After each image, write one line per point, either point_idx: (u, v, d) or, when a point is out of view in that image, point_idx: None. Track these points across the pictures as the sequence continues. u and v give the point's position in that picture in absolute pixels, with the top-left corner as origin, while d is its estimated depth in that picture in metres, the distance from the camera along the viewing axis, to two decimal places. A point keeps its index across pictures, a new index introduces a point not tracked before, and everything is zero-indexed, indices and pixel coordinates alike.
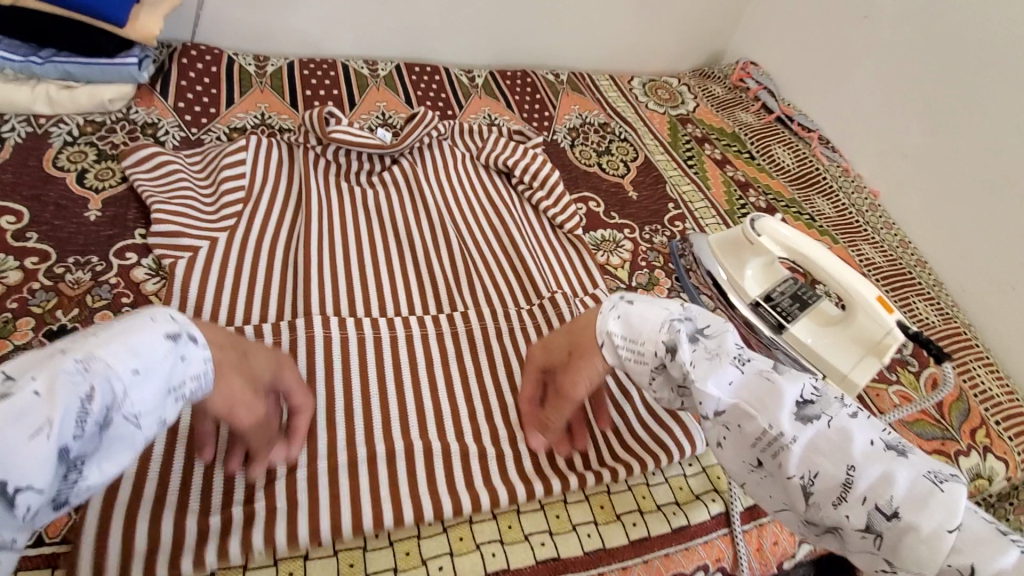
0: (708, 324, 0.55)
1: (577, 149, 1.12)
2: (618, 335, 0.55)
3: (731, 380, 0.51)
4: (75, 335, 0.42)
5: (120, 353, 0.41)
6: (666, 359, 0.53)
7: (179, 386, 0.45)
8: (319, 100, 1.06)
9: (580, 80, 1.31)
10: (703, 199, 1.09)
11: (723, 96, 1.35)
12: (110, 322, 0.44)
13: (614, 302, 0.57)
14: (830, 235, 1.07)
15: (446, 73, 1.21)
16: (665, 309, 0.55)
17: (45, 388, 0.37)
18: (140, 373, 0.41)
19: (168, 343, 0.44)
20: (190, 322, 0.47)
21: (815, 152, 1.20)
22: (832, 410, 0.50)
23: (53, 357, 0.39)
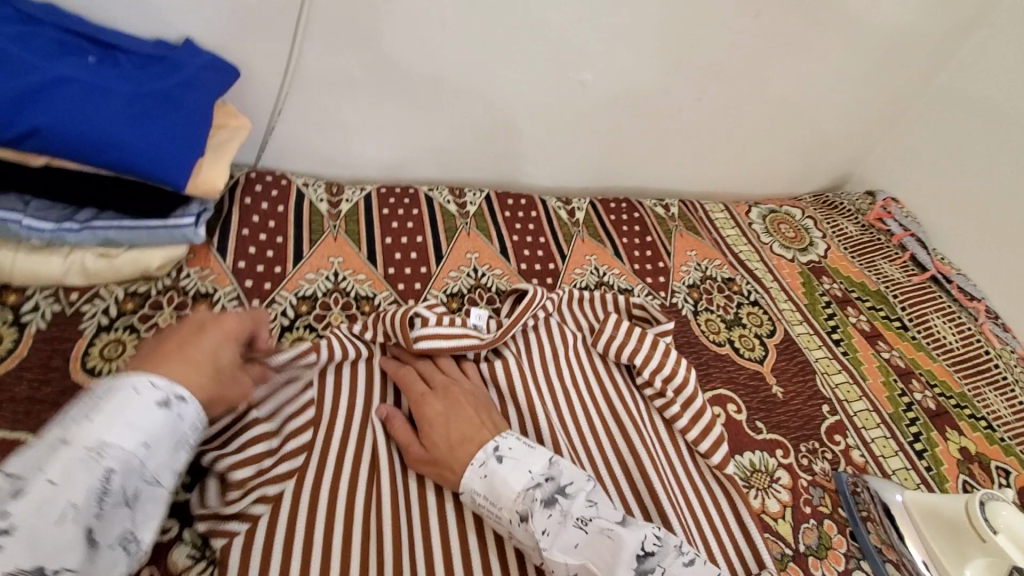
0: (569, 481, 0.59)
1: (702, 318, 0.93)
2: (480, 493, 0.59)
3: (575, 542, 0.55)
4: (66, 416, 0.41)
5: (123, 430, 0.41)
6: (518, 526, 0.56)
7: (181, 439, 0.46)
8: (400, 252, 0.89)
9: (692, 213, 1.13)
10: (862, 395, 0.88)
11: (858, 237, 1.14)
12: (86, 400, 0.42)
13: (484, 457, 0.60)
14: (1015, 452, 0.88)
15: (543, 206, 1.04)
16: (527, 474, 0.58)
17: (57, 476, 0.37)
18: (150, 445, 0.42)
19: (162, 410, 0.44)
20: (173, 384, 0.46)
21: (983, 329, 1.02)
22: (666, 561, 0.54)
23: (54, 450, 0.38)
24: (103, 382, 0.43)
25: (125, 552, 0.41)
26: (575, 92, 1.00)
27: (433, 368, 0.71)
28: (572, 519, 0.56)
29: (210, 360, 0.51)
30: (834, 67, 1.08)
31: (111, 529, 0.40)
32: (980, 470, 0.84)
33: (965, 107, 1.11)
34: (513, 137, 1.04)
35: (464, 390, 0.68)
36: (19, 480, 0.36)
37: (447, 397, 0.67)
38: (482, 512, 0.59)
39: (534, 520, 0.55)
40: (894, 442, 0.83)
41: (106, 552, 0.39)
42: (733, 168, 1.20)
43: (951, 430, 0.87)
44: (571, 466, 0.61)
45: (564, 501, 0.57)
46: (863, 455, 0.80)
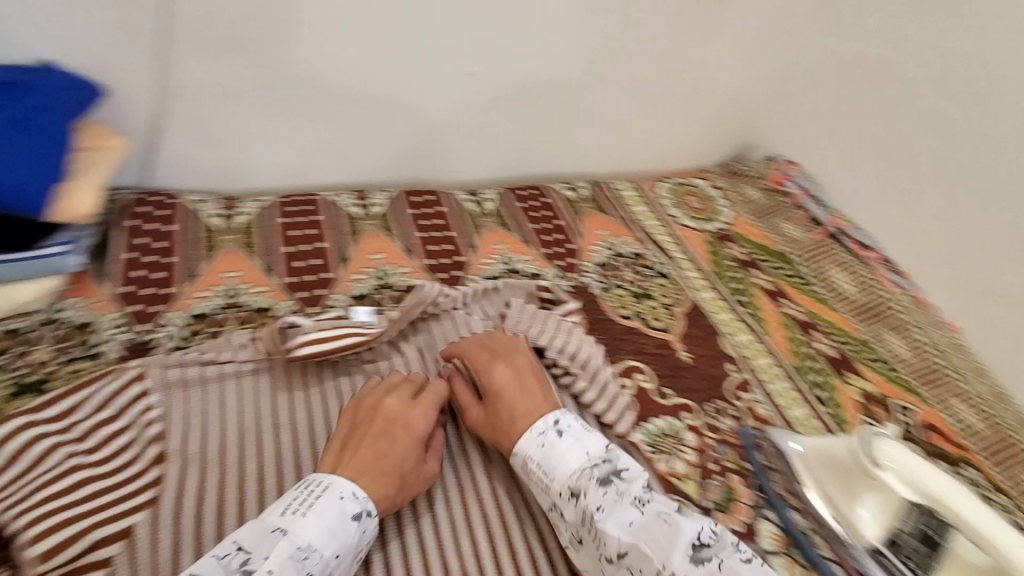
0: (625, 468, 0.62)
1: (612, 294, 0.95)
2: (534, 461, 0.64)
3: (631, 520, 0.57)
4: (294, 508, 0.55)
5: (325, 538, 0.53)
6: (569, 498, 0.61)
7: (359, 552, 0.57)
8: (302, 259, 0.88)
9: (602, 194, 1.15)
10: (766, 351, 0.91)
11: (762, 202, 1.19)
12: (307, 501, 0.56)
13: (544, 428, 0.65)
14: (915, 389, 0.92)
15: (450, 201, 1.04)
16: (584, 455, 0.63)
17: (274, 568, 0.50)
18: (339, 556, 0.54)
19: (354, 524, 0.56)
20: (366, 496, 0.58)
21: (879, 276, 1.07)
22: (722, 553, 0.56)
23: (276, 539, 0.52)
24: (321, 485, 0.57)
25: None
26: (466, 84, 1.00)
27: (478, 341, 0.74)
28: (627, 496, 0.59)
29: (396, 467, 0.61)
30: (719, 40, 1.12)
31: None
32: (881, 410, 0.87)
33: (847, 67, 1.16)
34: (413, 134, 1.04)
35: (541, 372, 0.73)
36: (250, 556, 0.51)
37: (514, 370, 0.71)
38: (533, 479, 0.64)
39: (587, 495, 0.60)
40: (798, 393, 0.86)
41: None
42: (641, 147, 1.23)
43: (852, 375, 0.91)
44: (627, 457, 0.65)
45: (619, 482, 0.61)
46: (767, 408, 0.83)
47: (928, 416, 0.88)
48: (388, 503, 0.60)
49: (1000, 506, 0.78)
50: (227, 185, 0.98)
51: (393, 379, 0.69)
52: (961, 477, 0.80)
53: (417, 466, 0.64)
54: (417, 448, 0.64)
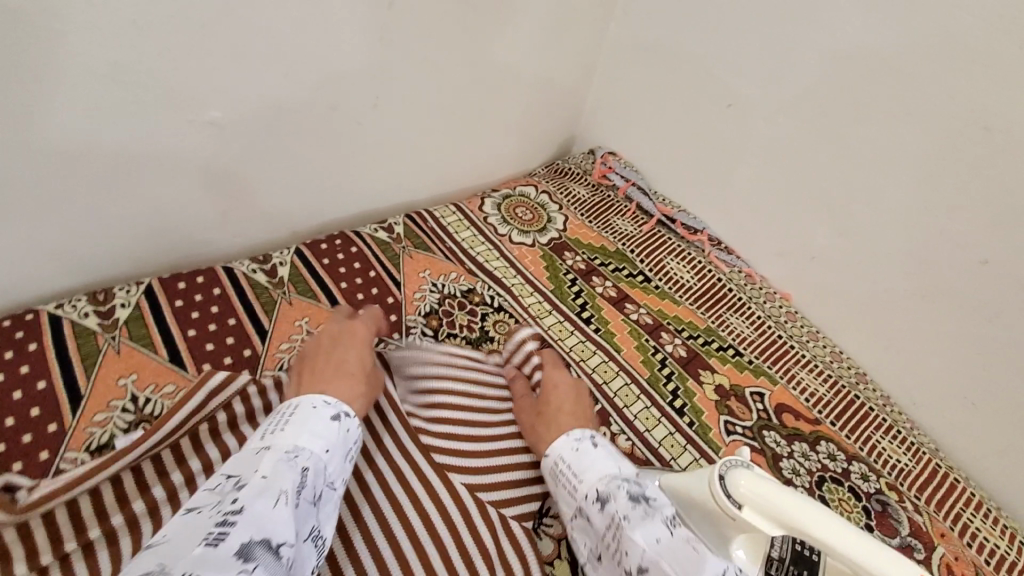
0: (654, 494, 0.60)
1: (445, 348, 0.83)
2: (564, 461, 0.66)
3: (659, 537, 0.54)
4: (265, 435, 0.56)
5: (308, 439, 0.56)
6: (593, 504, 0.61)
7: (347, 451, 0.60)
8: (11, 415, 0.65)
9: (419, 227, 1.02)
10: (618, 369, 0.85)
11: (590, 200, 1.14)
12: (283, 421, 0.58)
13: (581, 436, 0.69)
14: (765, 370, 0.92)
15: (229, 277, 0.84)
16: (615, 467, 0.64)
17: (268, 471, 0.50)
18: (329, 451, 0.57)
19: (334, 423, 0.59)
20: (338, 401, 0.63)
21: (710, 258, 1.05)
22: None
23: (263, 452, 0.53)
24: (293, 406, 0.60)
25: (316, 544, 0.51)
26: (211, 137, 0.79)
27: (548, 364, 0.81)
28: (658, 516, 0.56)
29: (360, 370, 0.69)
30: (510, 40, 1.00)
31: (306, 524, 0.51)
32: (738, 403, 0.86)
33: (642, 49, 1.11)
34: (159, 208, 0.82)
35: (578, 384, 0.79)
36: (243, 474, 0.50)
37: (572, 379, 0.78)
38: (562, 480, 0.66)
39: (615, 503, 0.59)
40: (656, 410, 0.81)
41: (305, 543, 0.50)
42: (456, 163, 1.10)
43: (704, 371, 0.88)
44: (658, 488, 0.63)
45: (647, 504, 0.58)
46: (629, 438, 0.77)
47: (780, 397, 0.88)
48: (362, 403, 0.66)
49: (857, 473, 0.81)
50: None
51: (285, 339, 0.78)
52: (819, 453, 0.82)
53: (371, 374, 0.71)
54: (368, 359, 0.71)
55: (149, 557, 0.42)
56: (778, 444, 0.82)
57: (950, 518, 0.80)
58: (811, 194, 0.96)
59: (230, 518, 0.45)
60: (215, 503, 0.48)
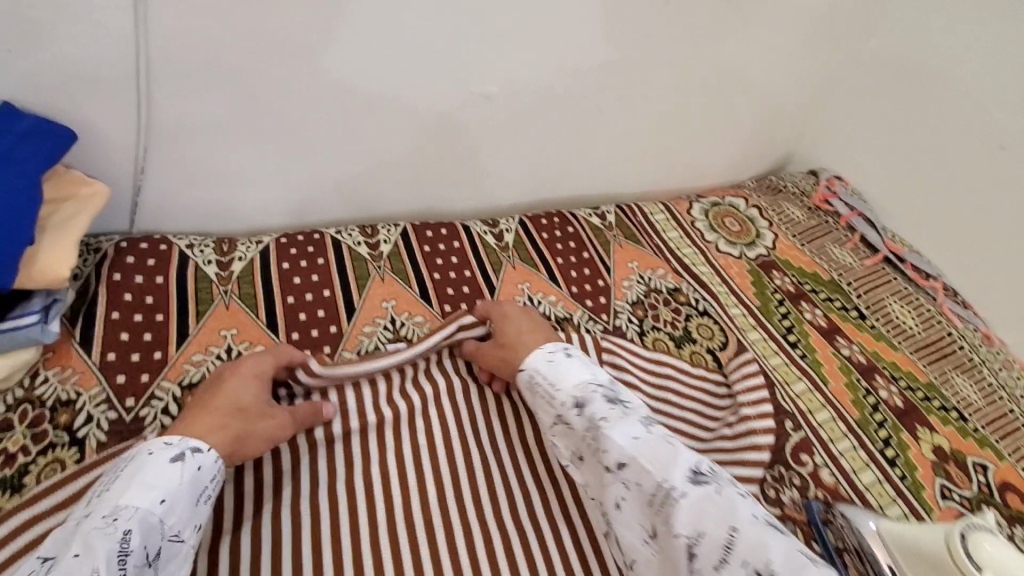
0: (627, 398, 0.66)
1: (649, 339, 0.86)
2: (543, 374, 0.68)
3: (636, 435, 0.60)
4: (90, 497, 0.50)
5: (139, 492, 0.50)
6: (570, 411, 0.65)
7: (201, 492, 0.54)
8: (306, 311, 0.79)
9: (631, 218, 1.05)
10: (825, 402, 0.82)
11: (806, 222, 1.09)
12: (116, 474, 0.52)
13: (556, 353, 0.71)
14: (991, 442, 0.83)
15: (466, 233, 0.94)
16: (589, 376, 0.68)
17: (81, 547, 0.45)
18: (167, 501, 0.50)
19: (175, 465, 0.52)
20: (183, 439, 0.55)
21: (943, 309, 0.96)
22: (718, 482, 0.56)
23: (80, 523, 0.47)
24: (128, 457, 0.53)
25: None
26: (483, 107, 0.90)
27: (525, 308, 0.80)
28: (633, 417, 0.62)
29: (230, 403, 0.60)
30: (761, 48, 1.00)
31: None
32: (957, 469, 0.79)
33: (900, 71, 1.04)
34: (424, 164, 0.94)
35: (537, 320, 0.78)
36: (59, 552, 0.45)
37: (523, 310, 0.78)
38: (539, 392, 0.68)
39: (595, 407, 0.63)
40: (864, 452, 0.77)
41: None
42: (672, 163, 1.12)
43: (922, 428, 0.82)
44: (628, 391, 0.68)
45: (623, 405, 0.64)
46: (833, 473, 0.74)
47: (1005, 474, 0.80)
48: (229, 439, 0.58)
49: None
50: (219, 225, 0.90)
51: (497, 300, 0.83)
52: None
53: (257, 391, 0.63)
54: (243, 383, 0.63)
55: None
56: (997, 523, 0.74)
57: None
58: None
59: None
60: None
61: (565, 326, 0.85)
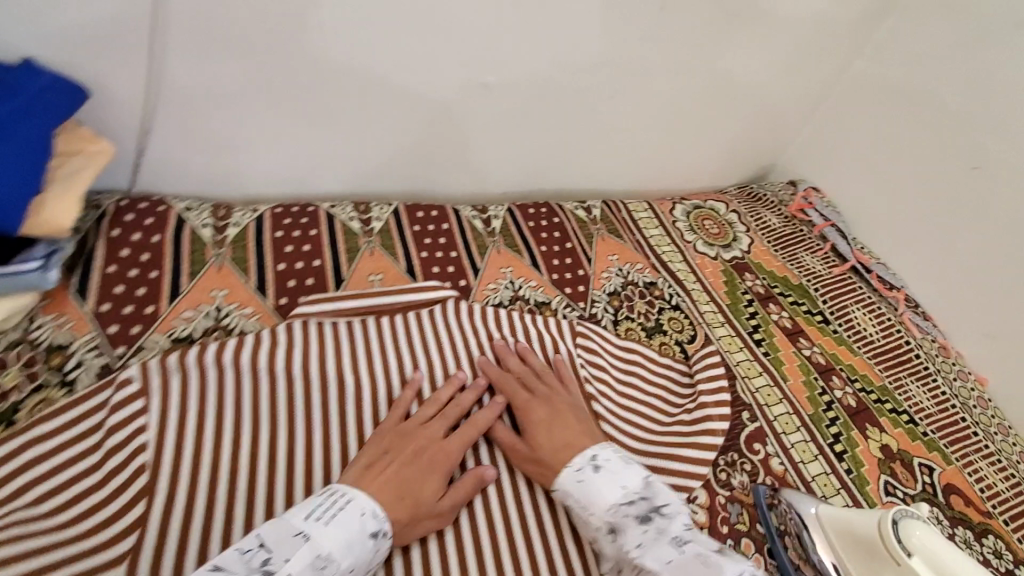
0: (663, 503, 0.62)
1: (622, 328, 0.90)
2: (574, 493, 0.65)
3: (668, 559, 0.55)
4: (307, 511, 0.55)
5: (343, 550, 0.54)
6: (607, 534, 0.62)
7: (371, 566, 0.57)
8: (295, 278, 0.82)
9: (614, 214, 1.09)
10: (782, 398, 0.87)
11: (782, 229, 1.14)
12: (330, 510, 0.56)
13: (581, 463, 0.66)
14: (939, 446, 0.86)
15: (455, 217, 0.98)
16: (620, 489, 0.63)
17: (294, 573, 0.50)
18: (352, 571, 0.54)
19: (371, 543, 0.56)
20: (385, 513, 0.59)
21: (903, 319, 1.01)
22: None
23: (298, 543, 0.52)
24: (344, 499, 0.57)
25: None
26: (479, 97, 0.94)
27: (533, 376, 0.77)
28: (666, 534, 0.58)
29: (427, 478, 0.63)
30: (749, 60, 1.04)
31: None
32: (903, 469, 0.82)
33: (877, 92, 1.09)
34: (419, 146, 0.98)
35: (566, 400, 0.74)
36: (269, 555, 0.51)
37: (549, 401, 0.73)
38: (574, 512, 0.65)
39: (628, 533, 0.59)
40: (814, 446, 0.82)
41: None
42: (658, 164, 1.16)
43: (871, 427, 0.86)
44: (665, 490, 0.64)
45: (659, 519, 0.59)
46: (782, 462, 0.79)
47: (951, 476, 0.82)
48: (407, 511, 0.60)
49: None
50: (218, 192, 0.93)
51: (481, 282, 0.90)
52: (983, 546, 0.76)
53: (435, 495, 0.63)
54: (438, 480, 0.64)
55: None
56: (941, 521, 0.76)
57: None
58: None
59: None
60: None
61: (543, 310, 0.89)
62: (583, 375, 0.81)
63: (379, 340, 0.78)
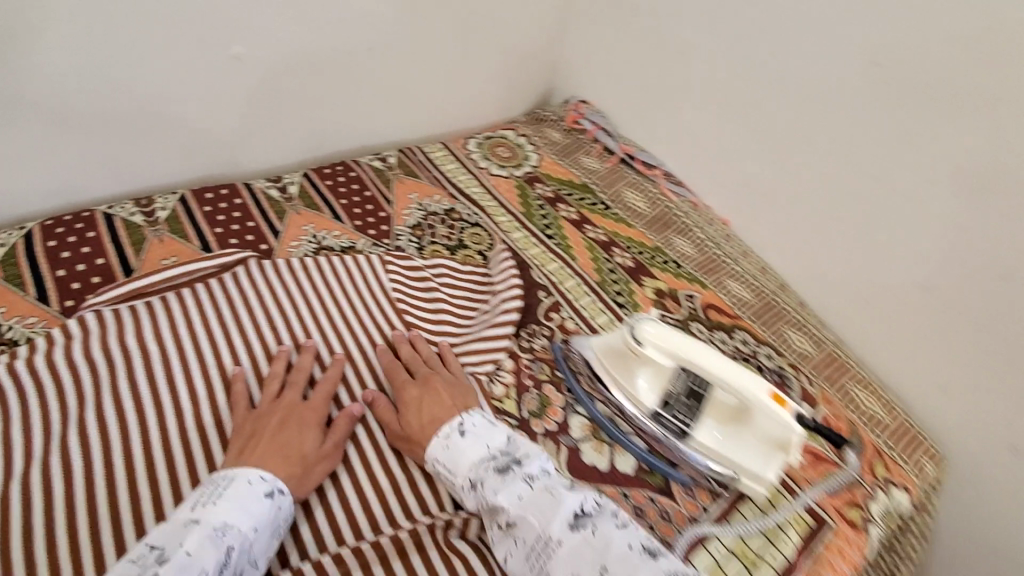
0: (522, 455, 0.69)
1: (427, 252, 0.99)
2: (439, 460, 0.69)
3: (520, 495, 0.64)
4: (193, 504, 0.58)
5: (239, 516, 0.57)
6: (465, 488, 0.67)
7: (277, 527, 0.61)
8: (80, 280, 0.82)
9: (410, 158, 1.18)
10: (573, 274, 1.01)
11: (563, 141, 1.29)
12: (216, 492, 0.59)
13: (449, 431, 0.70)
14: (698, 278, 1.05)
15: (248, 191, 1.01)
16: (484, 448, 0.69)
17: (192, 549, 0.53)
18: (258, 529, 0.58)
19: (268, 501, 0.60)
20: (275, 477, 0.62)
21: (663, 190, 1.19)
22: (601, 520, 0.62)
23: (189, 527, 0.55)
24: (227, 478, 0.61)
25: None
26: (235, 71, 0.97)
27: (415, 359, 0.80)
28: (522, 475, 0.66)
29: (300, 451, 0.66)
30: None
31: None
32: (671, 301, 1.00)
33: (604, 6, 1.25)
34: (192, 132, 0.99)
35: (444, 379, 0.77)
36: (163, 549, 0.53)
37: (422, 382, 0.76)
38: (439, 475, 0.70)
39: (485, 484, 0.66)
40: (602, 303, 0.97)
41: None
42: (443, 107, 1.26)
43: (647, 278, 1.03)
44: (526, 444, 0.71)
45: (518, 468, 0.67)
46: (576, 322, 0.93)
47: (708, 298, 1.02)
48: (296, 479, 0.64)
49: (764, 354, 0.94)
50: None
51: (285, 240, 0.95)
52: (735, 339, 0.95)
53: (320, 448, 0.69)
54: (316, 434, 0.69)
55: None
56: (701, 332, 0.96)
57: (866, 420, 0.89)
58: (749, 127, 1.08)
59: None
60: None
61: (349, 252, 0.96)
62: (396, 296, 0.89)
63: (183, 308, 0.80)
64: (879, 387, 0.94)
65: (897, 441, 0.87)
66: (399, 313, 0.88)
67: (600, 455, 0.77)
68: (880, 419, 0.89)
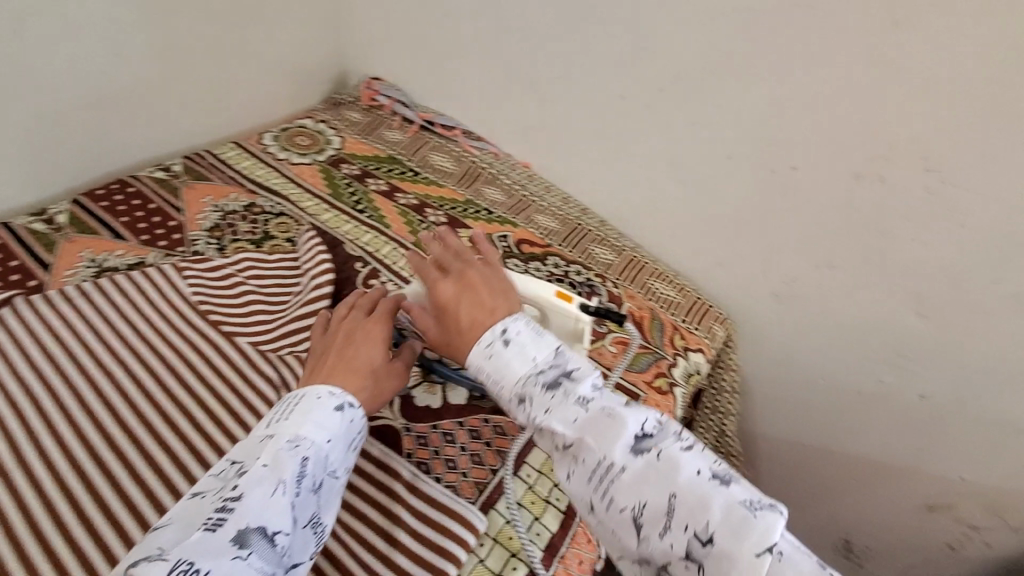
0: (575, 368, 0.60)
1: (230, 250, 0.96)
2: (487, 368, 0.60)
3: (575, 417, 0.56)
4: (270, 422, 0.59)
5: (311, 429, 0.58)
6: (516, 405, 0.58)
7: (351, 440, 0.62)
8: None
9: (199, 163, 1.12)
10: (389, 240, 1.03)
11: (363, 120, 1.30)
12: (289, 408, 0.60)
13: (491, 339, 0.61)
14: (509, 220, 1.12)
15: (4, 231, 0.91)
16: (530, 361, 0.59)
17: (268, 461, 0.55)
18: (331, 440, 0.59)
19: (338, 413, 0.60)
20: (343, 392, 0.62)
21: (465, 146, 1.24)
22: (665, 442, 0.53)
23: (265, 442, 0.57)
24: (297, 395, 0.61)
25: (315, 531, 0.57)
26: None
27: (444, 259, 0.72)
28: (574, 397, 0.56)
29: (368, 367, 0.66)
30: None
31: (305, 512, 0.56)
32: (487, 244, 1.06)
33: None
34: None
35: (479, 271, 0.69)
36: (245, 463, 0.56)
37: (457, 280, 0.68)
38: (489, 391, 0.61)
39: (535, 400, 0.57)
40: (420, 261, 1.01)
41: (301, 532, 0.55)
42: (226, 106, 1.20)
43: (461, 229, 1.08)
44: (576, 356, 0.61)
45: (568, 382, 0.58)
46: (396, 283, 0.95)
47: (520, 234, 1.09)
48: (365, 397, 0.64)
49: (574, 272, 1.03)
50: None
51: (59, 272, 0.88)
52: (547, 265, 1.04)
53: (386, 364, 0.68)
54: (383, 350, 0.68)
55: (152, 541, 0.50)
56: (518, 266, 1.02)
57: (664, 305, 1.03)
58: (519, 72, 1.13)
59: (229, 506, 0.51)
60: (218, 488, 0.55)
61: (138, 268, 0.90)
62: (197, 298, 0.86)
63: None
64: (673, 276, 1.09)
65: (691, 317, 1.02)
66: (204, 314, 0.84)
67: (433, 396, 0.80)
68: (675, 302, 1.04)
